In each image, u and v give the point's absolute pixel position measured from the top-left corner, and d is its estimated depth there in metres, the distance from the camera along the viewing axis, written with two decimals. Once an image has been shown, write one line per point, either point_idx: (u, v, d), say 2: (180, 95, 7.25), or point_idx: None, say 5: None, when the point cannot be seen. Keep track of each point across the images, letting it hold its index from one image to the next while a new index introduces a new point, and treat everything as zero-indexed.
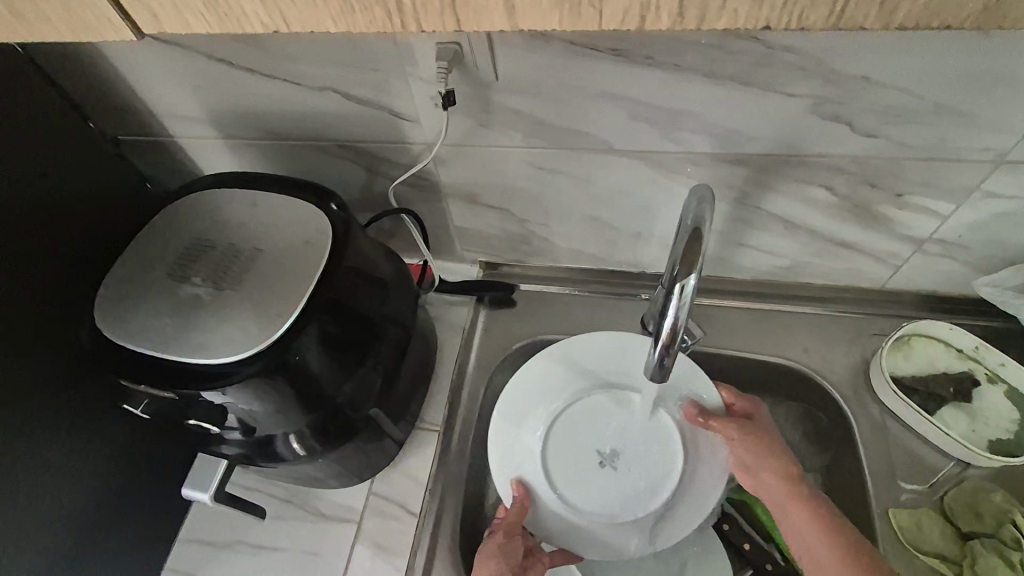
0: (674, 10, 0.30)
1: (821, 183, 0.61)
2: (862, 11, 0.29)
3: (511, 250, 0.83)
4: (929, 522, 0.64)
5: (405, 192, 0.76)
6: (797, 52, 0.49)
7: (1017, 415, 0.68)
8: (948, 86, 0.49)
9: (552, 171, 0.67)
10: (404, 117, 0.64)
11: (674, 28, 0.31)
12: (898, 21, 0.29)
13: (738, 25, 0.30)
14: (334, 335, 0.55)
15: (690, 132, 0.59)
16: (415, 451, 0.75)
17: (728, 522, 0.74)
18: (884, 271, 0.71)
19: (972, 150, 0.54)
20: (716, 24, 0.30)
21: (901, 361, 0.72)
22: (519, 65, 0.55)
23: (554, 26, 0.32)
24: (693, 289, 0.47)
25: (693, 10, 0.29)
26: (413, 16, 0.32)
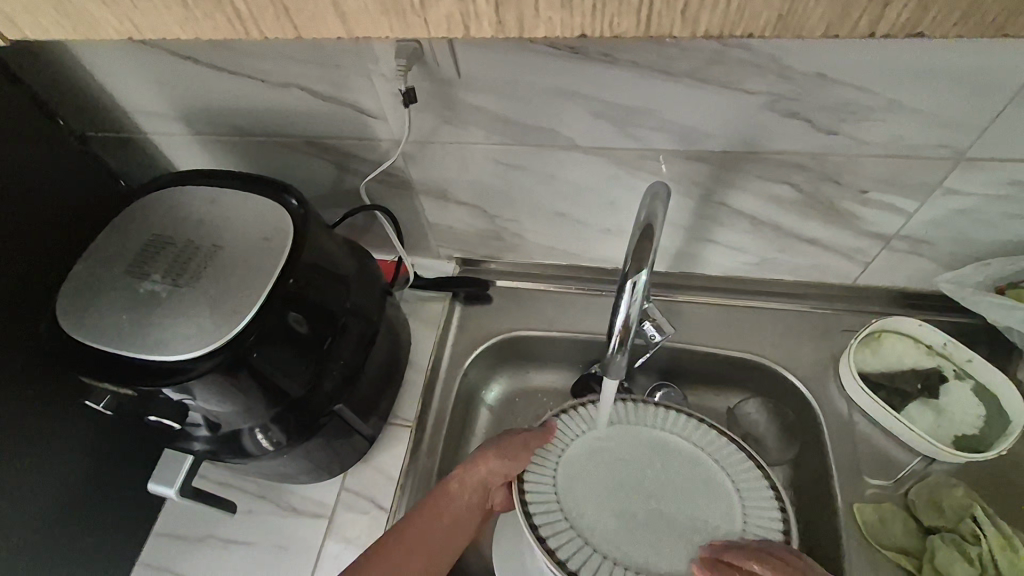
0: (492, 19, 0.30)
1: (783, 180, 0.61)
2: (665, 18, 0.29)
3: (484, 246, 0.84)
4: (891, 517, 0.65)
5: (376, 188, 0.76)
6: (752, 50, 0.49)
7: (982, 411, 0.68)
8: (903, 84, 0.49)
9: (518, 168, 0.67)
10: (369, 114, 0.64)
11: (498, 37, 0.32)
12: (698, 30, 0.30)
13: (557, 35, 0.31)
14: (297, 332, 0.56)
15: (652, 129, 0.59)
16: (387, 446, 0.76)
17: None
18: (853, 268, 0.72)
19: (930, 147, 0.54)
20: (535, 33, 0.31)
21: (869, 357, 0.72)
22: (477, 62, 0.55)
23: (390, 34, 0.32)
24: (642, 284, 0.49)
25: (509, 18, 0.30)
26: (253, 24, 0.32)
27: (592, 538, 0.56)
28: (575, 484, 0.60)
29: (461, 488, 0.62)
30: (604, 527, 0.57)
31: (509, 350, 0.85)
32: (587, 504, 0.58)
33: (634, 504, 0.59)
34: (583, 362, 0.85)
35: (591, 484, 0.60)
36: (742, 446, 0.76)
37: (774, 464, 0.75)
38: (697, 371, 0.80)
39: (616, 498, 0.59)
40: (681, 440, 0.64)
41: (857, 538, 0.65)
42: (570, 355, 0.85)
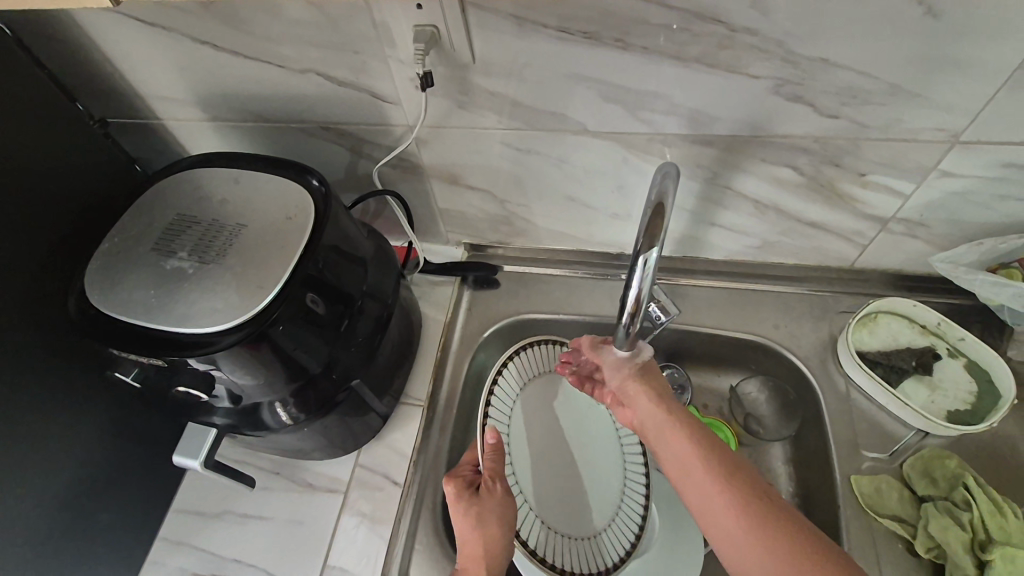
0: None
1: (786, 163, 0.63)
2: None
3: (493, 231, 0.86)
4: (887, 488, 0.67)
5: (388, 173, 0.78)
6: (759, 34, 0.51)
7: (974, 386, 0.70)
8: (901, 69, 0.52)
9: (528, 152, 0.69)
10: (385, 100, 0.66)
11: None
12: None
13: None
14: (318, 314, 0.58)
15: (660, 113, 0.61)
16: (399, 424, 0.78)
17: None
18: (851, 250, 0.74)
19: (928, 129, 0.57)
20: None
21: (866, 336, 0.75)
22: (492, 47, 0.57)
23: None
24: (655, 261, 0.51)
25: None
26: None
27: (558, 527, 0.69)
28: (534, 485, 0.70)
29: (483, 562, 0.59)
30: (553, 509, 0.70)
31: (517, 333, 0.87)
32: (544, 491, 0.70)
33: (564, 486, 0.72)
34: None
35: (537, 474, 0.71)
36: (743, 425, 0.80)
37: (773, 441, 0.79)
38: (700, 351, 0.83)
39: (563, 491, 0.71)
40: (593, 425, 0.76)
41: (855, 508, 0.67)
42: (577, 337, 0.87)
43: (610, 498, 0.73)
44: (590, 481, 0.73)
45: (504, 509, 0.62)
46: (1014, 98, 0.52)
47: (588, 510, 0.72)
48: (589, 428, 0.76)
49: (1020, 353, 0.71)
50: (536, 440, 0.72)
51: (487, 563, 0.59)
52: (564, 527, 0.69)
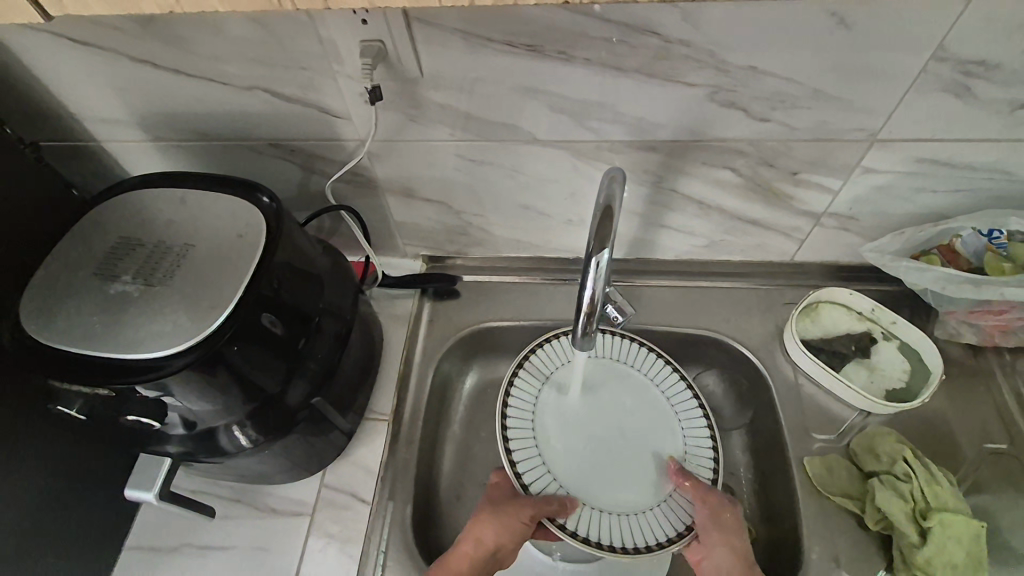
0: None
1: (725, 165, 0.67)
2: None
3: (451, 242, 0.87)
4: (837, 467, 0.71)
5: (342, 188, 0.77)
6: (691, 45, 0.54)
7: (907, 365, 0.76)
8: (821, 74, 0.56)
9: (481, 163, 0.71)
10: (334, 115, 0.66)
11: None
12: None
13: None
14: (277, 333, 0.57)
15: (605, 121, 0.63)
16: (364, 441, 0.77)
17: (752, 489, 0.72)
18: (791, 245, 0.79)
19: (849, 130, 0.61)
20: None
21: (810, 326, 0.79)
22: (440, 61, 0.58)
23: None
24: (606, 264, 0.53)
25: None
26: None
27: (593, 501, 0.70)
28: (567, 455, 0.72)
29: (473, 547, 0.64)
30: (590, 486, 0.71)
31: (479, 342, 0.88)
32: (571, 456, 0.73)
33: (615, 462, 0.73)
34: None
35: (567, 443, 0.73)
36: None
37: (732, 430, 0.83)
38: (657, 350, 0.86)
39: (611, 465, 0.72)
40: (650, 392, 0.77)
41: (809, 489, 0.71)
42: None
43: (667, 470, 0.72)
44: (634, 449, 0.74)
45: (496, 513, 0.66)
46: (920, 100, 0.57)
47: (646, 488, 0.71)
48: (637, 394, 0.77)
49: (944, 332, 0.77)
50: (586, 419, 0.75)
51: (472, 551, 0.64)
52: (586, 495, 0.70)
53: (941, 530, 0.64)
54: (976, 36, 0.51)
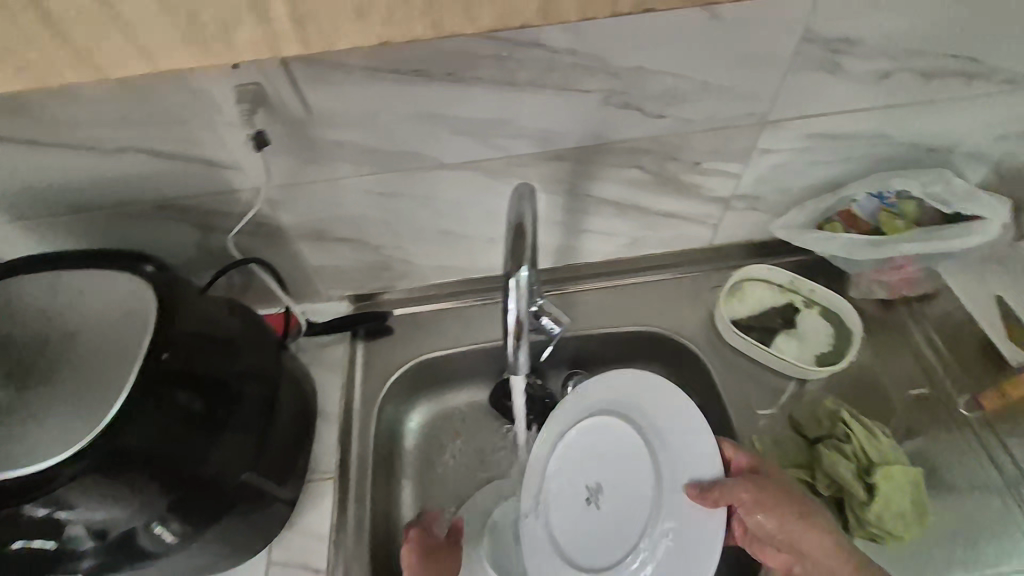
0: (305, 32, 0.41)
1: (632, 165, 0.68)
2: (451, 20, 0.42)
3: (375, 278, 0.83)
4: (785, 439, 0.74)
5: (247, 241, 0.73)
6: (577, 53, 0.54)
7: (830, 328, 0.79)
8: (704, 66, 0.57)
9: (390, 195, 0.68)
10: (223, 166, 0.61)
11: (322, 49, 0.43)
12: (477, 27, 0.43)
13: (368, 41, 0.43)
14: (197, 410, 0.53)
15: (507, 137, 0.62)
16: (311, 506, 0.72)
17: None
18: (708, 231, 0.81)
19: (740, 117, 0.63)
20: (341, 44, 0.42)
21: (738, 306, 0.82)
22: (327, 97, 0.55)
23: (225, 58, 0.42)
24: (526, 282, 0.49)
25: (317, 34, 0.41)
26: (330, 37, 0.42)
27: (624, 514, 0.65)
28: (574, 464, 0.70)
29: None
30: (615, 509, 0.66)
31: (421, 376, 0.85)
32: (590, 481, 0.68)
33: (621, 504, 0.66)
34: (497, 370, 0.88)
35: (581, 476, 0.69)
36: None
37: None
38: (601, 353, 0.86)
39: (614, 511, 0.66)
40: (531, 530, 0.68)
41: None
42: (483, 366, 0.87)
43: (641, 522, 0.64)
44: (631, 499, 0.66)
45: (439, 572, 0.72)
46: (799, 80, 0.60)
47: (626, 533, 0.65)
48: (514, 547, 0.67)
49: (858, 293, 0.81)
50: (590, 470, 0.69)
51: None
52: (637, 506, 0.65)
53: (888, 484, 0.66)
54: (835, 17, 0.54)
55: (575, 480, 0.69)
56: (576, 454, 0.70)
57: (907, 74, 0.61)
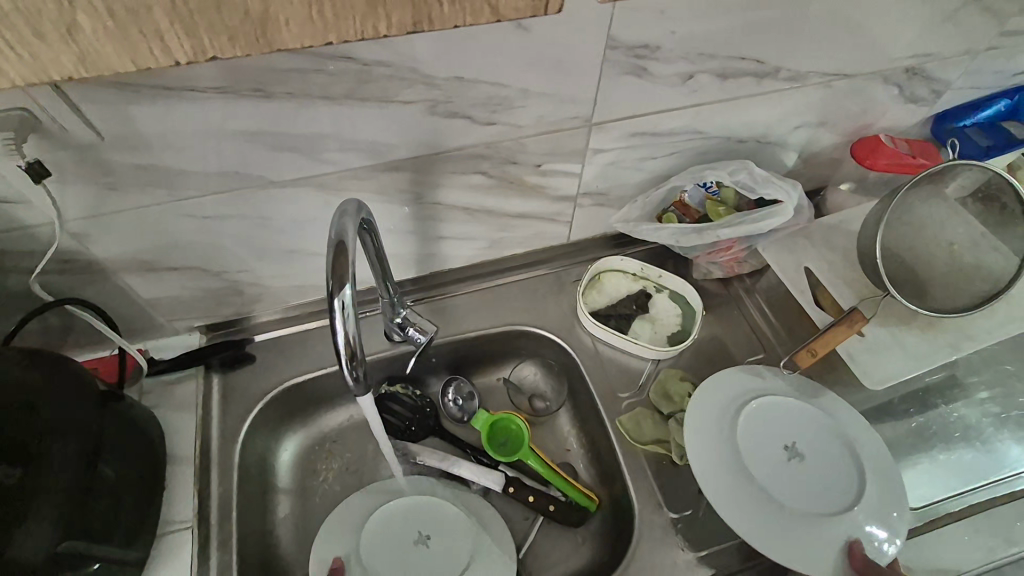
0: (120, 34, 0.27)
1: (474, 171, 0.69)
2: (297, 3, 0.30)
3: (226, 306, 0.78)
4: (643, 418, 0.78)
5: (57, 280, 0.65)
6: (391, 65, 0.54)
7: (678, 309, 0.86)
8: (522, 74, 0.59)
9: (220, 218, 0.64)
10: (2, 201, 0.54)
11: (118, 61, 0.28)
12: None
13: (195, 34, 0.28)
14: (8, 484, 0.50)
15: (337, 151, 0.61)
16: (164, 563, 0.66)
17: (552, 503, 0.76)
18: (562, 229, 0.84)
19: (566, 120, 0.66)
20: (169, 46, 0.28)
21: (596, 296, 0.86)
22: (119, 118, 0.51)
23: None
24: (351, 300, 0.47)
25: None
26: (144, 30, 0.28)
27: (821, 477, 0.71)
28: (776, 428, 0.74)
29: None
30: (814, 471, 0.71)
31: (288, 402, 0.81)
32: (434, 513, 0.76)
33: (822, 473, 0.71)
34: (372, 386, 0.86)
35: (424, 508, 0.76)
36: (530, 407, 0.86)
37: (557, 411, 0.86)
38: (475, 356, 0.87)
39: (828, 485, 0.70)
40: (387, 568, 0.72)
41: (627, 445, 0.77)
42: None
43: (782, 504, 0.69)
44: (764, 483, 0.70)
45: None
46: (612, 84, 0.64)
47: (812, 492, 0.70)
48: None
49: (700, 274, 0.89)
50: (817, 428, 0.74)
51: None
52: (812, 461, 0.72)
53: None
54: (632, 26, 0.58)
55: (794, 435, 0.73)
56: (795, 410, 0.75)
57: (706, 75, 0.67)
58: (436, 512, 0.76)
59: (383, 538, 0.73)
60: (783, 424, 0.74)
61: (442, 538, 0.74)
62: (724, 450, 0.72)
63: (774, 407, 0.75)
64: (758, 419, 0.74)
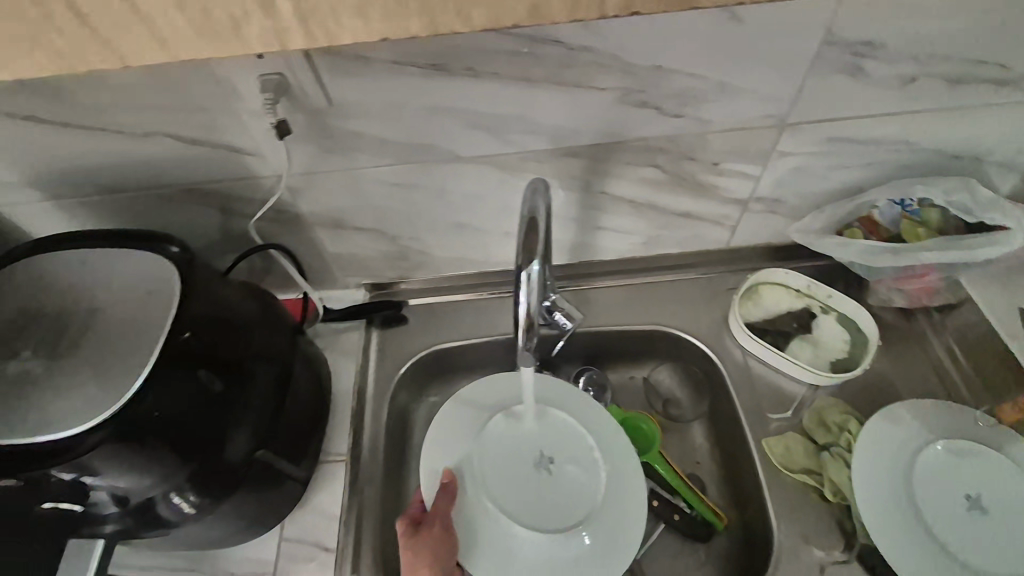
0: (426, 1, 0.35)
1: (649, 163, 0.68)
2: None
3: (392, 268, 0.85)
4: (794, 444, 0.73)
5: (268, 227, 0.75)
6: (594, 51, 0.55)
7: (847, 335, 0.78)
8: (724, 68, 0.57)
9: (407, 186, 0.69)
10: (246, 153, 0.63)
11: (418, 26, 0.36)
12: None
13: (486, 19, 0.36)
14: (217, 390, 0.55)
15: (524, 133, 0.63)
16: (321, 487, 0.74)
17: (677, 512, 0.74)
18: (725, 233, 0.80)
19: (759, 119, 0.63)
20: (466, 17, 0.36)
21: (752, 308, 0.81)
22: (349, 89, 0.57)
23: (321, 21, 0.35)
24: (537, 275, 0.51)
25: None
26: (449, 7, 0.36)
27: (1002, 534, 0.64)
28: (962, 471, 0.67)
29: None
30: (995, 525, 0.64)
31: (433, 365, 0.86)
32: (557, 432, 0.72)
33: (1007, 532, 0.64)
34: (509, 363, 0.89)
35: (547, 426, 0.73)
36: (663, 411, 0.84)
37: (692, 421, 0.83)
38: (613, 350, 0.86)
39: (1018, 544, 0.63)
40: (508, 482, 0.69)
41: (773, 470, 0.72)
42: (495, 358, 0.88)
43: (948, 550, 0.63)
44: (929, 524, 0.65)
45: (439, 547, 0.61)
46: (818, 83, 0.59)
47: (992, 548, 0.63)
48: (493, 489, 0.68)
49: (876, 300, 0.81)
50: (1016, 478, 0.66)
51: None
52: (997, 513, 0.65)
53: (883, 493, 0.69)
54: (857, 20, 0.54)
55: (985, 485, 0.66)
56: (989, 459, 0.68)
57: (933, 79, 0.60)
58: (566, 441, 0.72)
59: (506, 453, 0.70)
60: (969, 471, 0.67)
61: (569, 466, 0.71)
62: (894, 479, 0.68)
63: (964, 450, 0.68)
64: (940, 459, 0.68)
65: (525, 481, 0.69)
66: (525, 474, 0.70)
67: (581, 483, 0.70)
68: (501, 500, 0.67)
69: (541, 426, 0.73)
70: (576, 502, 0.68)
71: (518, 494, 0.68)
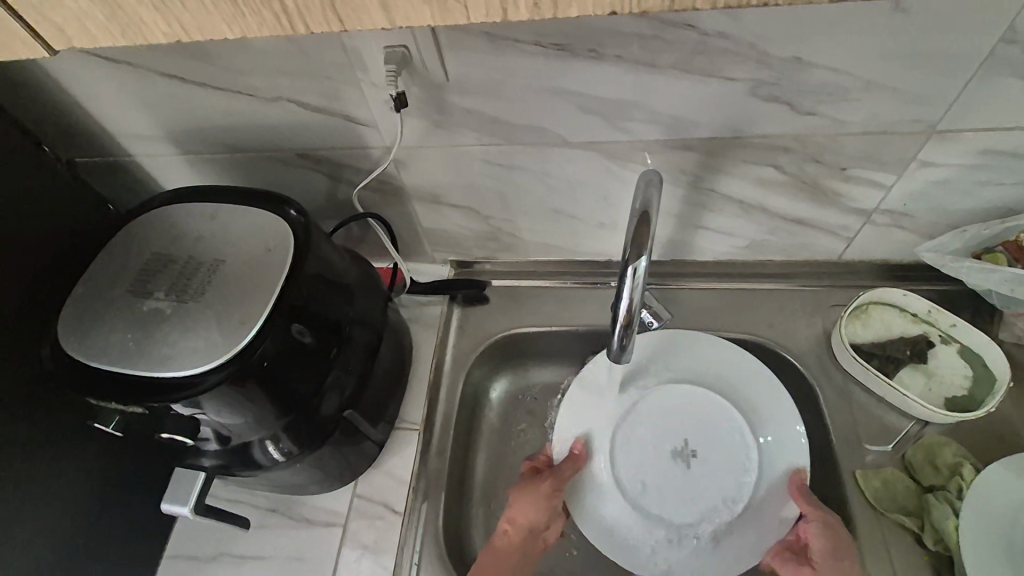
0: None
1: (768, 162, 0.63)
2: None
3: (480, 247, 0.85)
4: (894, 481, 0.67)
5: (369, 196, 0.77)
6: (730, 38, 0.51)
7: (969, 370, 0.71)
8: (874, 65, 0.52)
9: (508, 167, 0.69)
10: (360, 123, 0.65)
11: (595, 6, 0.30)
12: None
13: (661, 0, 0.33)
14: (307, 343, 0.57)
15: (638, 121, 0.60)
16: (395, 451, 0.76)
17: None
18: (839, 244, 0.74)
19: (904, 122, 0.57)
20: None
21: (859, 329, 0.74)
22: (467, 66, 0.57)
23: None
24: (644, 271, 0.49)
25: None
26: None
27: None
28: None
29: (527, 539, 0.69)
30: None
31: (510, 348, 0.86)
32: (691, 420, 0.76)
33: None
34: (585, 355, 0.87)
35: (681, 413, 0.76)
36: None
37: None
38: None
39: None
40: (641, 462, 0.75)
41: (868, 507, 0.67)
42: (573, 349, 0.86)
43: None
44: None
45: (544, 500, 0.70)
46: (985, 87, 0.53)
47: None
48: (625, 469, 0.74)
49: (1010, 335, 0.72)
50: None
51: (532, 544, 0.69)
52: None
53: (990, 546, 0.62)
54: None
55: None
56: None
57: None
58: (706, 431, 0.75)
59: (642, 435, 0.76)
60: None
61: (709, 456, 0.74)
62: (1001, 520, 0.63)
63: None
64: None
65: (661, 464, 0.74)
66: (661, 458, 0.75)
67: (719, 475, 0.73)
68: (635, 478, 0.74)
69: (676, 412, 0.77)
70: (712, 491, 0.73)
71: (652, 476, 0.74)
